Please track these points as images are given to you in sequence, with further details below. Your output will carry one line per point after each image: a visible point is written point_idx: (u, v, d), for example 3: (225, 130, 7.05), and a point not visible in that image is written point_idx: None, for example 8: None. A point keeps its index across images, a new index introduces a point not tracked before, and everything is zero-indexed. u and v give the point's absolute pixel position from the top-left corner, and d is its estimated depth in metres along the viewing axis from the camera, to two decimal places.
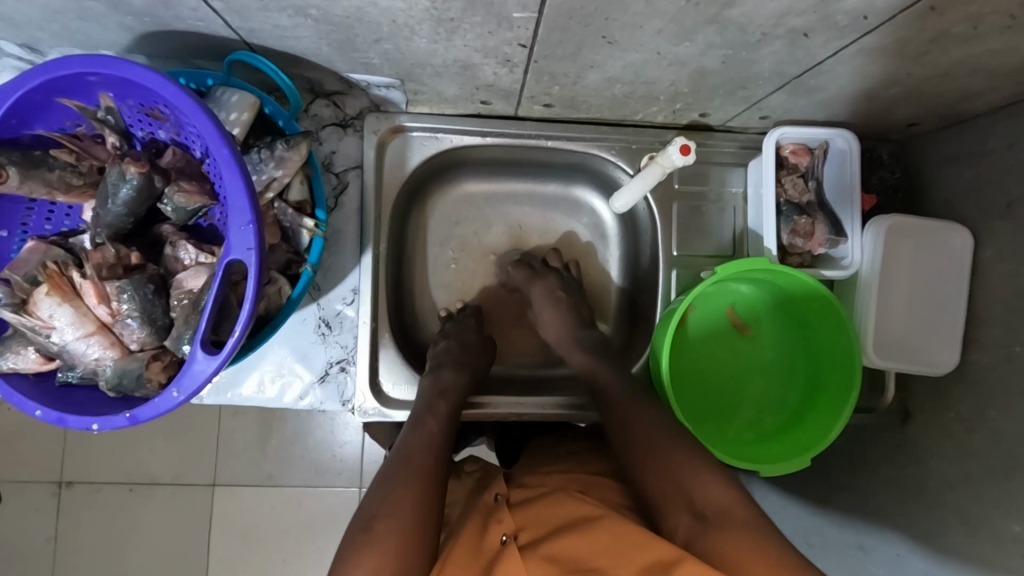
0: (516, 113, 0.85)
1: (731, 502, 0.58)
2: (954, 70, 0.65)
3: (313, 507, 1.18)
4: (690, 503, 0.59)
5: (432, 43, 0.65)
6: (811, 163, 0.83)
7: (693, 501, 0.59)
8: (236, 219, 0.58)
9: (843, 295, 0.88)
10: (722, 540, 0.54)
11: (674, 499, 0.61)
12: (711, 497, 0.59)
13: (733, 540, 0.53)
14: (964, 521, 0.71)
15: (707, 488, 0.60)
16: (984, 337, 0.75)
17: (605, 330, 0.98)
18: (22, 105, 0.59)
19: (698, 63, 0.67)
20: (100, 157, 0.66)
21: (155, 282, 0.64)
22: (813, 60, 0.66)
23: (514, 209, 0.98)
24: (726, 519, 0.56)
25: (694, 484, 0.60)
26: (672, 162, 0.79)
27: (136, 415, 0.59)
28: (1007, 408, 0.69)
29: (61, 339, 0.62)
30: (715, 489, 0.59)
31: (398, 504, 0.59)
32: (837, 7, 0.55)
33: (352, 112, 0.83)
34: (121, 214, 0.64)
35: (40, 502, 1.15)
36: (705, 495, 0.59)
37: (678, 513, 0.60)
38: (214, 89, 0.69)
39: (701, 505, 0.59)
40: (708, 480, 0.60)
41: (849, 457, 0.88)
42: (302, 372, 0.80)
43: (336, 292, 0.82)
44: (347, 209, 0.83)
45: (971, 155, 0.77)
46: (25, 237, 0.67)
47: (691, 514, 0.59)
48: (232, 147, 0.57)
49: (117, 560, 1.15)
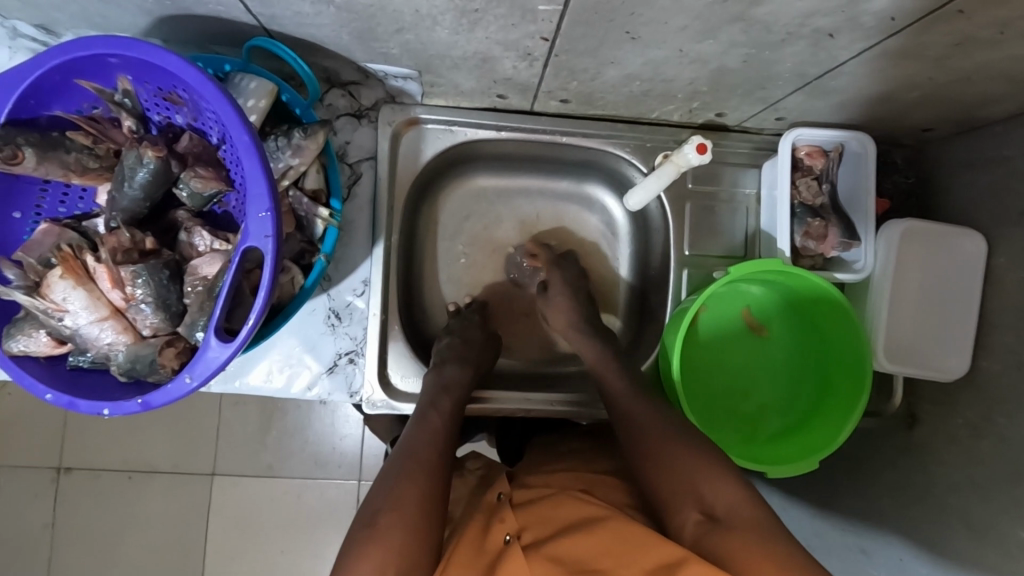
0: (532, 108, 0.85)
1: (739, 504, 0.58)
2: (975, 75, 0.65)
3: (312, 500, 1.17)
4: (697, 503, 0.59)
5: (454, 35, 0.64)
6: (826, 165, 0.83)
7: (701, 502, 0.59)
8: (255, 206, 0.58)
9: (854, 298, 0.88)
10: (728, 542, 0.54)
11: (679, 498, 0.60)
12: (719, 500, 0.58)
13: (739, 542, 0.53)
14: (970, 526, 0.71)
15: (712, 490, 0.59)
16: (994, 343, 0.75)
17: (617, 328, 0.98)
18: (40, 85, 0.59)
19: (719, 61, 0.67)
20: (117, 141, 0.65)
21: (170, 268, 0.64)
22: (835, 62, 0.66)
23: (525, 204, 0.97)
24: (733, 522, 0.56)
25: (703, 484, 0.60)
26: (687, 160, 0.78)
27: (149, 401, 0.58)
28: (1015, 415, 0.70)
29: (75, 323, 0.61)
30: (721, 492, 0.59)
31: (401, 499, 0.58)
32: (864, 8, 0.55)
33: (367, 103, 0.82)
34: (137, 198, 0.63)
35: (38, 488, 1.14)
36: (713, 497, 0.59)
37: (685, 512, 0.59)
38: (232, 75, 0.68)
39: (708, 507, 0.58)
40: (714, 480, 0.60)
41: (854, 462, 0.88)
42: (311, 363, 0.80)
43: (347, 283, 0.81)
44: (359, 199, 0.82)
45: (986, 161, 0.77)
46: (38, 219, 0.67)
47: (699, 515, 0.58)
48: (252, 134, 0.57)
49: (113, 548, 1.14)
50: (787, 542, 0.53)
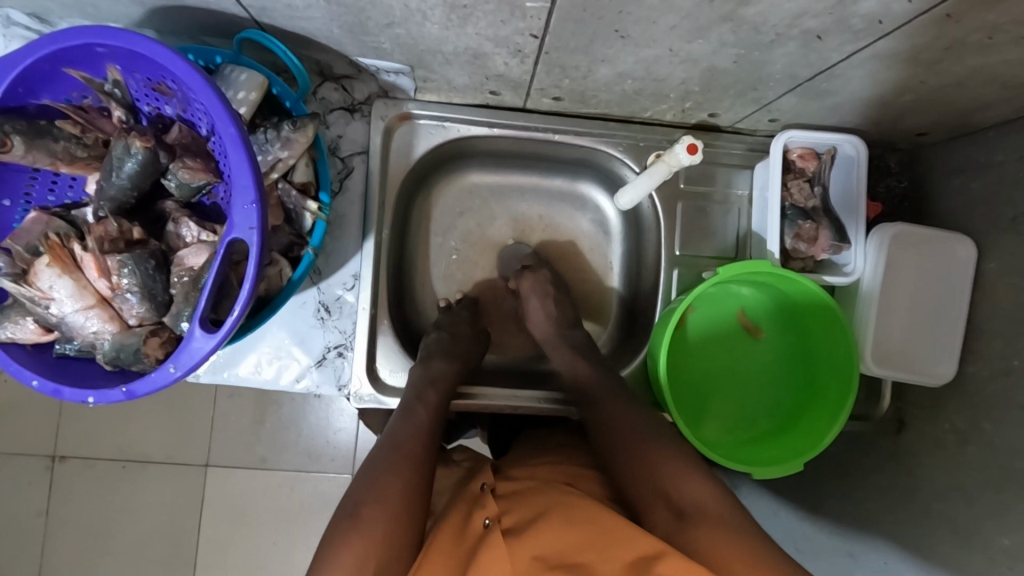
0: (525, 106, 0.85)
1: (709, 498, 0.58)
2: (967, 79, 0.65)
3: (305, 492, 1.18)
4: (668, 499, 0.59)
5: (444, 30, 0.64)
6: (819, 167, 0.83)
7: (671, 500, 0.59)
8: (241, 198, 0.58)
9: (844, 301, 0.88)
10: (701, 537, 0.54)
11: (653, 494, 0.60)
12: (691, 497, 0.58)
13: (710, 536, 0.53)
14: (954, 530, 0.71)
15: (688, 489, 0.59)
16: (983, 349, 0.75)
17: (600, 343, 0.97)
18: (29, 73, 0.59)
19: (710, 61, 0.67)
20: (104, 130, 0.66)
21: (156, 258, 0.64)
22: (826, 64, 0.65)
23: (519, 202, 0.98)
24: (703, 517, 0.56)
25: (669, 484, 0.60)
26: (678, 160, 0.78)
27: (132, 390, 0.59)
28: (1003, 421, 0.70)
29: (61, 311, 0.62)
30: (697, 488, 0.59)
31: (384, 490, 0.59)
32: (853, 10, 0.55)
33: (360, 97, 0.82)
34: (125, 187, 0.64)
35: (33, 475, 1.15)
36: (683, 493, 0.59)
37: (655, 508, 0.60)
38: (222, 67, 0.69)
39: (679, 504, 0.58)
40: (688, 478, 0.60)
41: (842, 465, 0.88)
42: (300, 355, 0.80)
43: (337, 277, 0.81)
44: (351, 194, 0.82)
45: (979, 166, 0.77)
46: (28, 207, 0.67)
47: (670, 510, 0.58)
48: (239, 126, 0.57)
49: (106, 537, 1.15)
50: (760, 541, 0.53)
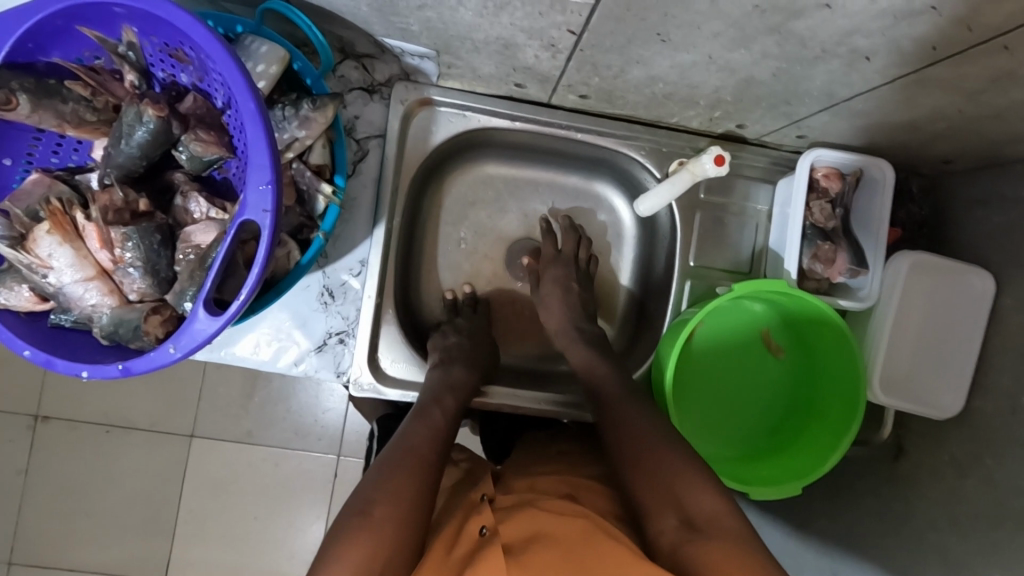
0: (550, 101, 0.83)
1: (721, 512, 0.56)
2: (1006, 113, 0.64)
3: (291, 469, 1.16)
4: (678, 508, 0.58)
5: (478, 17, 0.62)
6: (842, 189, 0.81)
7: (682, 507, 0.58)
8: (255, 177, 0.56)
9: (856, 325, 0.87)
10: (705, 550, 0.52)
11: (663, 500, 0.59)
12: (702, 507, 0.57)
13: (720, 551, 0.52)
14: (945, 562, 0.71)
15: (698, 496, 0.58)
16: (991, 385, 0.74)
17: (608, 332, 0.96)
18: (40, 28, 0.56)
19: (748, 71, 0.65)
20: (115, 95, 0.62)
21: (162, 233, 0.62)
22: (867, 85, 0.64)
23: (534, 197, 0.95)
24: (714, 529, 0.54)
25: (682, 492, 0.59)
26: (703, 171, 0.76)
27: (130, 367, 0.56)
28: (1005, 459, 0.69)
29: (59, 281, 0.60)
30: (705, 498, 0.58)
31: (394, 491, 0.57)
32: (906, 33, 0.54)
33: (380, 78, 0.80)
34: (133, 155, 0.61)
35: (14, 434, 1.12)
36: (691, 500, 0.58)
37: (665, 514, 0.58)
38: (242, 36, 0.66)
39: (689, 513, 0.57)
40: (697, 486, 0.59)
41: (835, 489, 0.88)
42: (300, 339, 0.77)
43: (344, 262, 0.79)
44: (364, 176, 0.79)
45: (1003, 201, 0.75)
46: (29, 168, 0.64)
47: (680, 519, 0.57)
48: (259, 101, 0.54)
49: (85, 500, 1.13)
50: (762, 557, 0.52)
